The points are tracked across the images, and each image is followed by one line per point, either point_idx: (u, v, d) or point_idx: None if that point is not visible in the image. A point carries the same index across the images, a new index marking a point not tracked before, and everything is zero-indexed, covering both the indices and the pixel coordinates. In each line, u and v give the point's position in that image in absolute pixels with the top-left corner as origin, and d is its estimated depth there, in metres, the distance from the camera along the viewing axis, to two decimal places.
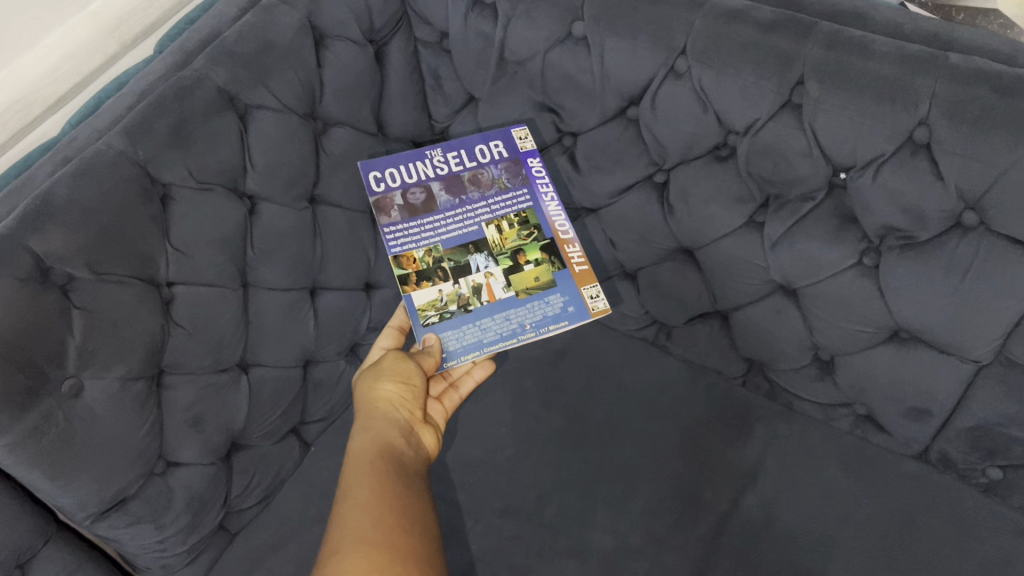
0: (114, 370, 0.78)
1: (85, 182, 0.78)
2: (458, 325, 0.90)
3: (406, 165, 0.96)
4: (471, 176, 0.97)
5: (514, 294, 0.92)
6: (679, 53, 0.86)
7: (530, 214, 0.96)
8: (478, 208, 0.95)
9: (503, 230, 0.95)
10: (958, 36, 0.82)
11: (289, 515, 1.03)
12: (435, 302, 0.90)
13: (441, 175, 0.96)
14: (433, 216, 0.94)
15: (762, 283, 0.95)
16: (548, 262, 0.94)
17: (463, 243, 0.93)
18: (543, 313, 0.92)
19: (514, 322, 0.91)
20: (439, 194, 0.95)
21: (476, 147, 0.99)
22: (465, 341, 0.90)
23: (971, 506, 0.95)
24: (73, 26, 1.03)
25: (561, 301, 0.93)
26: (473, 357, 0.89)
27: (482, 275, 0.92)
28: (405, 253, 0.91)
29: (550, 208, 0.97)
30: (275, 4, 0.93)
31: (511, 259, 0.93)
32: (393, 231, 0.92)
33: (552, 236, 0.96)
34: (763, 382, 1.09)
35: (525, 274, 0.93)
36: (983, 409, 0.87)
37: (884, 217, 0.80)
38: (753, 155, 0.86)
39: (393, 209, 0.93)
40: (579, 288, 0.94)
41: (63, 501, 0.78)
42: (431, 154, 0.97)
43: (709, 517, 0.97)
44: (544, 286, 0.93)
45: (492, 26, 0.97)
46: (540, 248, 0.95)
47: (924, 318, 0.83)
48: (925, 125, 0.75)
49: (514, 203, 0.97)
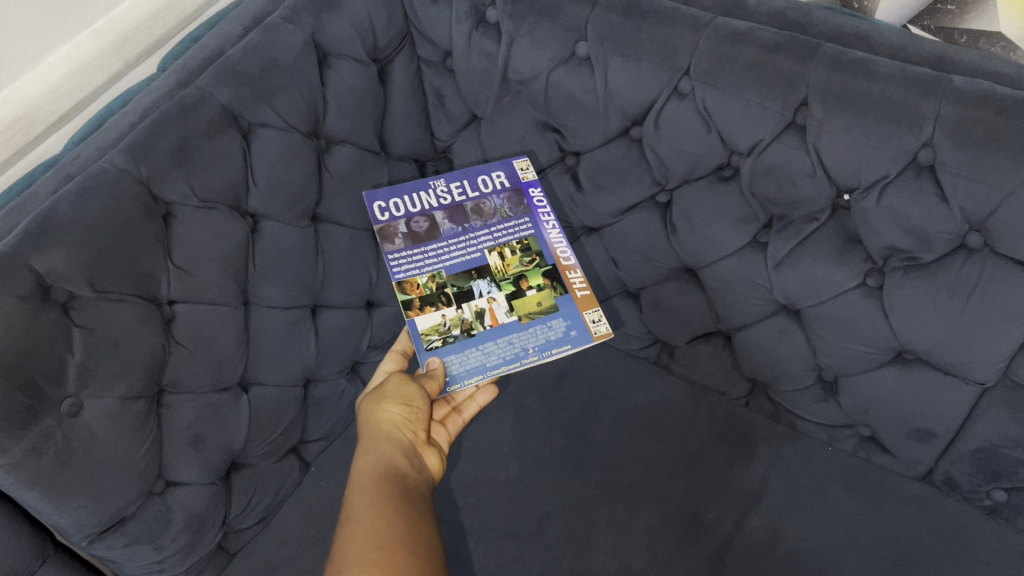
0: (114, 390, 0.78)
1: (88, 200, 0.77)
2: (462, 349, 0.89)
3: (410, 195, 0.96)
4: (474, 206, 0.97)
5: (517, 319, 0.91)
6: (684, 73, 0.86)
7: (531, 241, 0.96)
8: (479, 234, 0.95)
9: (505, 258, 0.94)
10: (961, 58, 0.82)
11: (289, 535, 1.02)
12: (439, 326, 0.89)
13: (444, 204, 0.96)
14: (436, 243, 0.94)
15: (765, 303, 0.95)
16: (550, 287, 0.94)
17: (465, 269, 0.93)
18: (545, 337, 0.91)
19: (517, 346, 0.90)
20: (442, 222, 0.95)
21: (478, 177, 0.99)
22: (468, 365, 0.89)
23: (976, 529, 0.95)
24: (77, 44, 1.03)
25: (563, 325, 0.92)
26: (476, 380, 0.88)
27: (485, 300, 0.91)
28: (408, 279, 0.91)
29: (551, 236, 0.97)
30: (279, 22, 0.93)
31: (513, 284, 0.93)
32: (397, 258, 0.92)
33: (553, 262, 0.95)
34: (766, 403, 1.09)
35: (527, 299, 0.92)
36: (988, 431, 0.86)
37: (889, 238, 0.80)
38: (757, 175, 0.86)
39: (397, 237, 0.93)
40: (581, 312, 0.93)
41: (61, 522, 0.77)
42: (434, 184, 0.97)
43: (713, 540, 0.96)
44: (546, 311, 0.92)
45: (495, 45, 0.97)
46: (542, 274, 0.94)
47: (929, 340, 0.83)
48: (929, 146, 0.75)
49: (516, 232, 0.96)
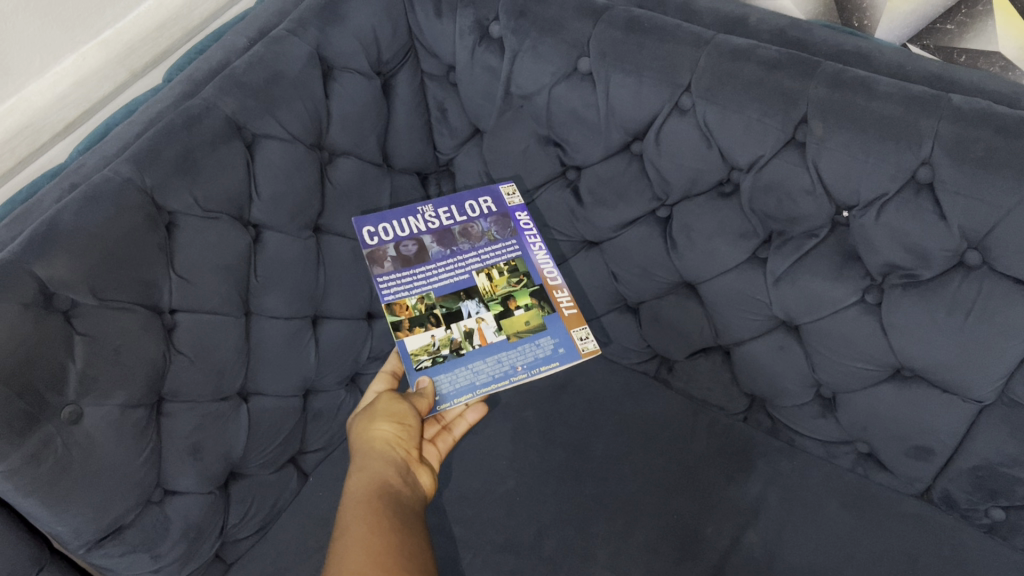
0: (114, 397, 0.78)
1: (91, 209, 0.78)
2: (452, 368, 0.89)
3: (399, 220, 0.96)
4: (462, 230, 0.97)
5: (505, 338, 0.91)
6: (684, 90, 0.87)
7: (519, 262, 0.96)
8: (467, 258, 0.95)
9: (492, 278, 0.94)
10: (959, 77, 0.83)
11: (287, 546, 1.02)
12: (428, 346, 0.89)
13: (433, 229, 0.96)
14: (426, 266, 0.94)
15: (765, 319, 0.95)
16: (537, 307, 0.93)
17: (455, 290, 0.93)
18: (534, 355, 0.90)
19: (505, 364, 0.89)
20: (431, 246, 0.95)
21: (464, 202, 0.99)
22: (458, 384, 0.88)
23: (973, 548, 0.95)
24: (83, 54, 1.04)
25: (551, 342, 0.91)
26: (466, 400, 0.87)
27: (473, 320, 0.91)
28: (397, 301, 0.91)
29: (539, 257, 0.97)
30: (285, 35, 0.94)
31: (500, 304, 0.93)
32: (386, 281, 0.92)
33: (541, 282, 0.96)
34: (764, 419, 1.08)
35: (514, 318, 0.92)
36: (986, 449, 0.87)
37: (888, 255, 0.81)
38: (756, 191, 0.86)
39: (385, 260, 0.93)
40: (569, 330, 0.93)
41: (58, 529, 0.78)
42: (422, 210, 0.97)
43: (710, 555, 0.96)
44: (534, 329, 0.92)
45: (499, 59, 0.98)
46: (530, 293, 0.94)
47: (927, 357, 0.84)
48: (928, 164, 0.76)
49: (503, 253, 0.96)
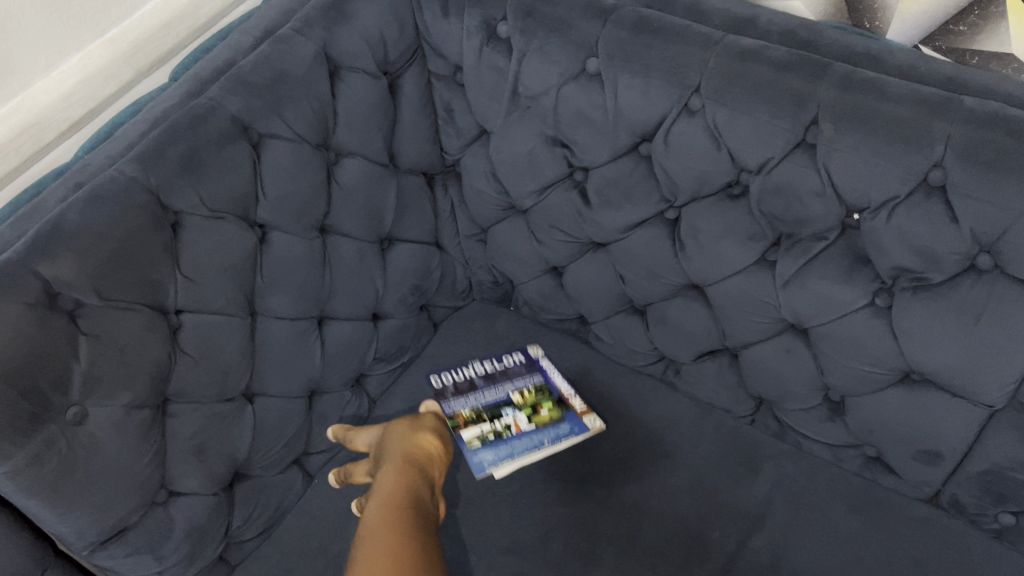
0: (119, 398, 0.78)
1: (96, 208, 0.77)
2: (495, 446, 1.06)
3: (453, 370, 1.16)
4: (501, 370, 1.16)
5: (535, 426, 1.09)
6: (694, 91, 0.86)
7: (544, 385, 1.14)
8: (505, 385, 1.14)
9: (524, 394, 1.12)
10: (971, 79, 0.82)
11: (292, 547, 1.02)
12: (478, 434, 1.07)
13: (480, 371, 1.16)
14: (476, 392, 1.13)
15: (773, 321, 0.94)
16: (557, 407, 1.11)
17: (497, 402, 1.11)
18: (556, 433, 1.08)
19: (535, 440, 1.07)
20: (478, 381, 1.14)
21: (501, 355, 1.18)
22: (500, 454, 1.05)
23: (980, 554, 0.95)
24: (90, 53, 1.04)
25: (568, 425, 1.09)
26: (503, 466, 1.04)
27: (510, 418, 1.09)
28: (457, 412, 1.10)
29: (559, 380, 1.15)
30: (291, 34, 0.93)
31: (530, 408, 1.11)
32: (450, 403, 1.11)
33: (560, 394, 1.13)
34: (771, 422, 1.07)
35: (540, 415, 1.10)
36: (996, 453, 0.86)
37: (897, 258, 0.80)
38: (766, 193, 0.86)
39: (448, 393, 1.13)
40: (582, 415, 1.10)
41: (62, 529, 0.78)
42: (472, 363, 1.17)
43: (717, 558, 0.97)
44: (556, 419, 1.09)
45: (506, 60, 0.96)
46: (551, 400, 1.12)
47: (937, 360, 0.83)
48: (940, 166, 0.75)
49: (531, 380, 1.15)
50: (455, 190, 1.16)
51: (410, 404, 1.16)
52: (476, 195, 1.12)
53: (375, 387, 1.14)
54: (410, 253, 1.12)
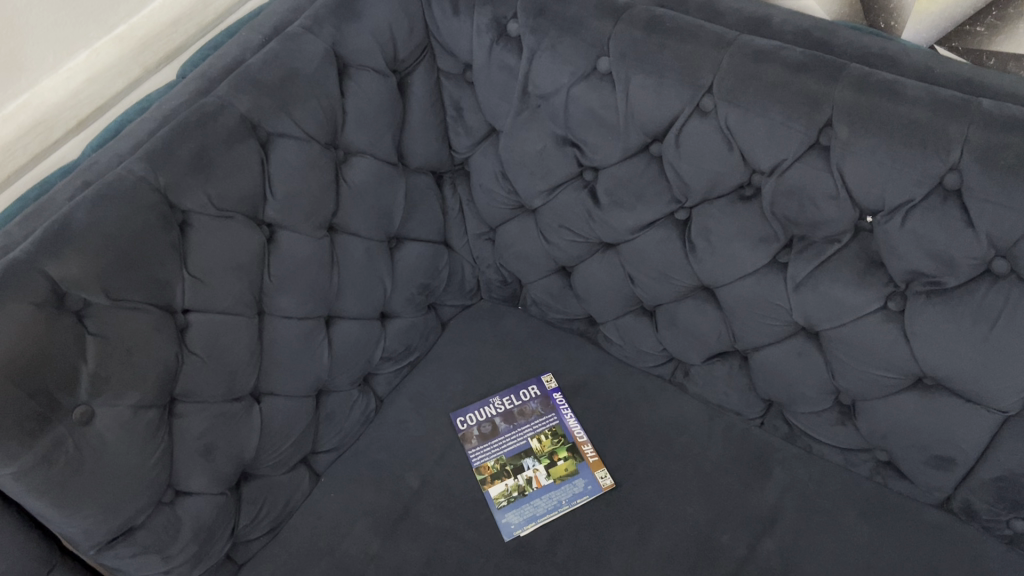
0: (126, 398, 0.78)
1: (105, 208, 0.77)
2: (519, 504, 1.05)
3: (478, 408, 1.14)
4: (520, 409, 1.14)
5: (554, 480, 1.06)
6: (707, 91, 0.84)
7: (558, 429, 1.12)
8: (524, 429, 1.12)
9: (542, 440, 1.11)
10: (988, 81, 0.81)
11: (301, 547, 1.02)
12: (505, 491, 1.06)
13: (500, 411, 1.14)
14: (499, 438, 1.11)
15: (784, 324, 0.94)
16: (572, 456, 1.09)
17: (518, 451, 1.10)
18: (571, 490, 1.05)
19: (556, 498, 1.05)
20: (501, 425, 1.12)
21: (518, 388, 1.16)
22: (525, 515, 1.04)
23: (991, 560, 0.95)
24: (97, 49, 1.03)
25: (581, 480, 1.06)
26: (529, 527, 1.03)
27: (531, 470, 1.08)
28: (482, 463, 1.09)
29: (572, 422, 1.12)
30: (300, 32, 0.92)
31: (548, 458, 1.09)
32: (475, 452, 1.10)
33: (573, 440, 1.10)
34: (782, 425, 1.07)
35: (557, 466, 1.08)
36: (1011, 460, 0.85)
37: (912, 262, 0.80)
38: (778, 196, 0.85)
39: (472, 438, 1.11)
40: (594, 468, 1.07)
41: (69, 530, 0.78)
42: (492, 400, 1.15)
43: (725, 564, 0.98)
44: (571, 471, 1.07)
45: (516, 58, 0.95)
46: (566, 448, 1.09)
47: (952, 366, 0.82)
48: (957, 170, 0.74)
49: (546, 422, 1.12)
50: (464, 190, 1.15)
51: (418, 404, 1.15)
52: (485, 194, 1.11)
53: (383, 386, 1.15)
54: (418, 253, 1.11)
